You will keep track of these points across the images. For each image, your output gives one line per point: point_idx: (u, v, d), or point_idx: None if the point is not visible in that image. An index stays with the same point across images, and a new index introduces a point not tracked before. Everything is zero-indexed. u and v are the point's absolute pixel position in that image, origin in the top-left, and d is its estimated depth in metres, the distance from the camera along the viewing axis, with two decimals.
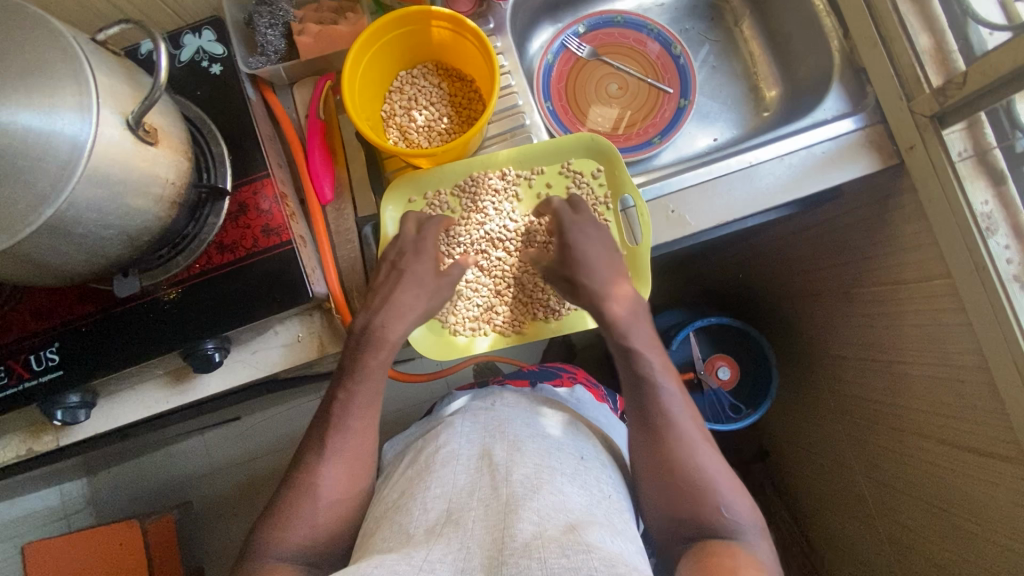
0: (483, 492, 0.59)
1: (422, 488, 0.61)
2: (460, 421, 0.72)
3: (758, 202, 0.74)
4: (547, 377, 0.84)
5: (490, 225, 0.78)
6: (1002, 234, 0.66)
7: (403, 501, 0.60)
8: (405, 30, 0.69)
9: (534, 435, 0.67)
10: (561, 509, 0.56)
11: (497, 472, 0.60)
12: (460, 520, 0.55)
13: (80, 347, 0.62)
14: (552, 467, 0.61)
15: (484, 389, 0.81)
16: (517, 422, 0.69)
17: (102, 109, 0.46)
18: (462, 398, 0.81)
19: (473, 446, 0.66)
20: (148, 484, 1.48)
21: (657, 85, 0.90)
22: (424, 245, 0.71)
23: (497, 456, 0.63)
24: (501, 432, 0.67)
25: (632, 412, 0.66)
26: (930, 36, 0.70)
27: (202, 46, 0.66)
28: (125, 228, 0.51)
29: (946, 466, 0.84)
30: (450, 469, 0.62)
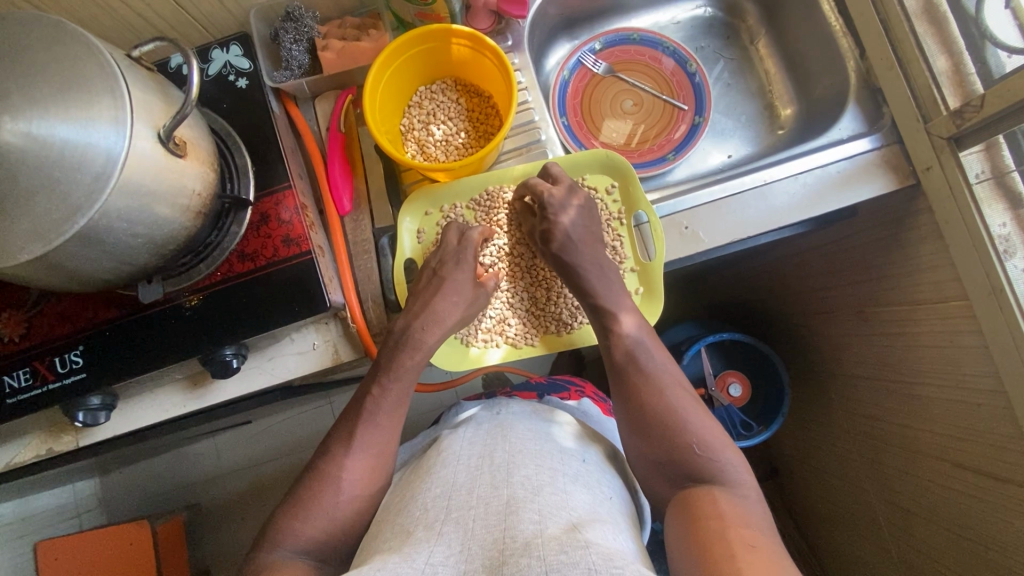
0: (484, 489, 0.59)
1: (423, 490, 0.61)
2: (463, 427, 0.73)
3: (771, 220, 0.75)
4: (555, 390, 0.84)
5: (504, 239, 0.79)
6: (1021, 256, 0.65)
7: (404, 506, 0.61)
8: (426, 46, 0.71)
9: (537, 438, 0.67)
10: (562, 507, 0.56)
11: (497, 471, 0.61)
12: (460, 518, 0.56)
13: (104, 350, 0.64)
14: (553, 468, 0.62)
15: (493, 399, 0.81)
16: (518, 426, 0.69)
17: (137, 123, 0.48)
18: (469, 407, 0.81)
19: (473, 447, 0.66)
20: (158, 486, 1.49)
21: (672, 102, 0.91)
22: (464, 255, 0.74)
23: (497, 456, 0.63)
24: (503, 436, 0.67)
25: (619, 387, 0.71)
26: (948, 57, 0.70)
27: (229, 60, 0.68)
28: (153, 237, 0.53)
29: (962, 490, 0.82)
30: (450, 470, 0.63)
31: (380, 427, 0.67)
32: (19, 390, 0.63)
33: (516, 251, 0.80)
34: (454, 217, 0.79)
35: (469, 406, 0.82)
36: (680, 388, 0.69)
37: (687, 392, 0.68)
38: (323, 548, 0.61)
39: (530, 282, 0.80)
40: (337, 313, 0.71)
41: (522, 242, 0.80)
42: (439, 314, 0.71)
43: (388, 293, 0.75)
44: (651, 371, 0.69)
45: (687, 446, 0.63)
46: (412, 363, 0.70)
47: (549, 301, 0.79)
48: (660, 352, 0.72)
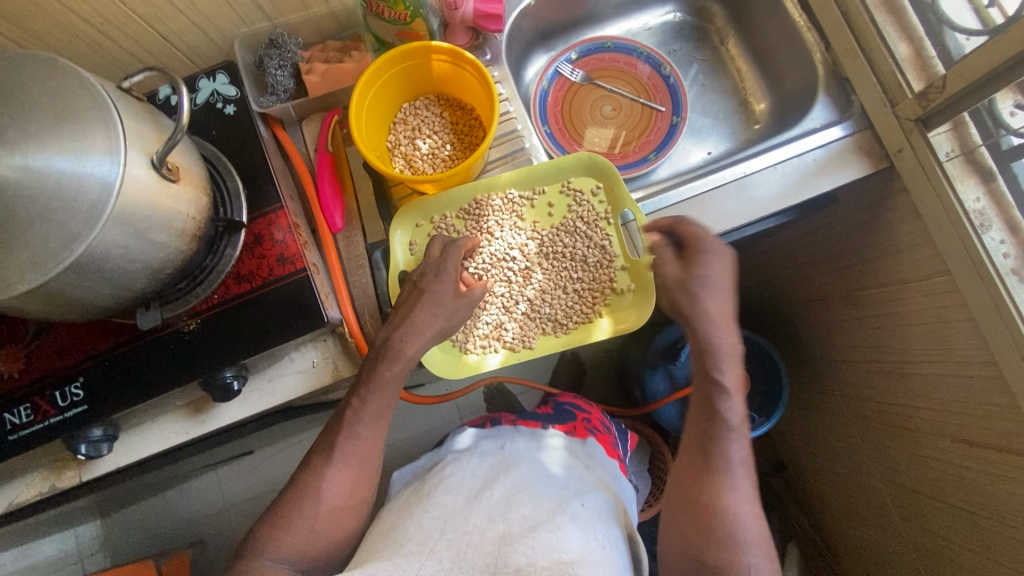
0: (480, 521, 0.61)
1: (421, 510, 0.65)
2: (466, 457, 0.75)
3: (753, 211, 0.77)
4: (559, 422, 0.86)
5: (495, 247, 0.80)
6: (996, 229, 0.68)
7: (400, 523, 0.64)
8: (407, 64, 0.73)
9: (535, 480, 0.69)
10: (556, 548, 0.56)
11: (496, 505, 0.64)
12: (453, 540, 0.58)
13: (104, 381, 0.64)
14: (551, 509, 0.63)
15: (498, 429, 0.83)
16: (518, 467, 0.71)
17: (130, 150, 0.49)
18: (475, 434, 0.82)
19: (474, 478, 0.70)
20: (161, 524, 1.47)
21: (649, 105, 0.93)
22: (446, 267, 0.71)
23: (496, 492, 0.66)
24: (503, 473, 0.70)
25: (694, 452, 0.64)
26: (909, 44, 0.73)
27: (217, 88, 0.70)
28: (150, 261, 0.54)
29: (964, 465, 0.83)
30: (450, 495, 0.67)
31: (358, 440, 0.66)
32: (20, 426, 0.63)
33: (506, 256, 0.81)
34: (445, 227, 0.80)
35: (474, 432, 0.83)
36: (747, 486, 0.63)
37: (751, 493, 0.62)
38: (315, 554, 0.63)
39: (520, 286, 0.81)
40: (335, 328, 0.72)
41: (511, 248, 0.81)
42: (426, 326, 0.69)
43: (383, 303, 0.76)
44: (730, 460, 0.63)
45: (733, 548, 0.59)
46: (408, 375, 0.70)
47: (545, 302, 0.80)
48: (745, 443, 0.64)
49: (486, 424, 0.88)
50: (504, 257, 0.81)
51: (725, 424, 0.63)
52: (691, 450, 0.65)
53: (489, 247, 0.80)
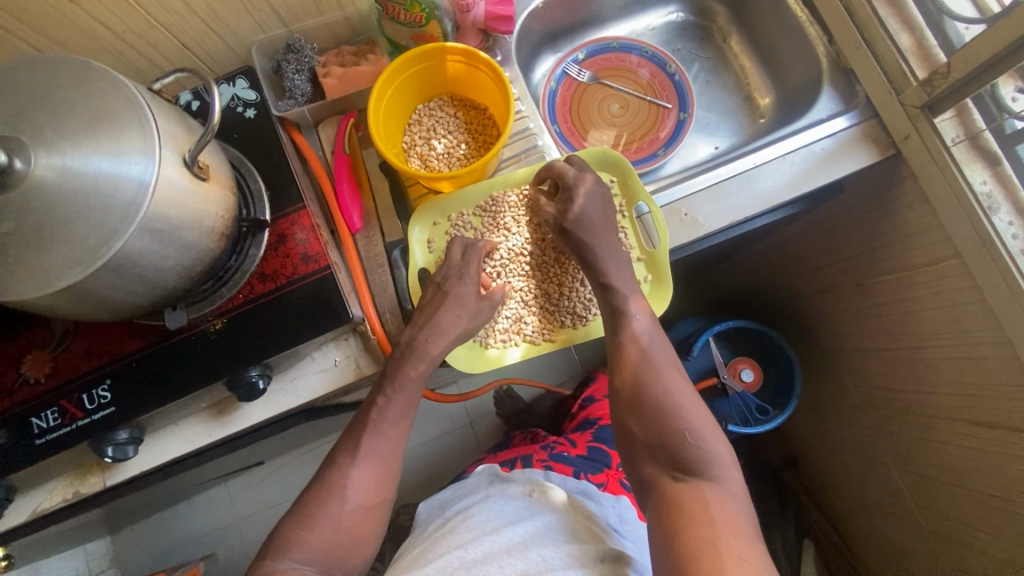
0: (497, 563, 0.63)
1: (443, 546, 0.69)
2: (492, 497, 0.76)
3: (765, 201, 0.78)
4: (591, 470, 0.84)
5: (511, 243, 0.81)
6: (1005, 211, 0.69)
7: (425, 553, 0.69)
8: (422, 65, 0.75)
9: (557, 534, 0.68)
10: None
11: (514, 557, 0.63)
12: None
13: (130, 383, 0.65)
14: (564, 568, 0.62)
15: (529, 470, 0.81)
16: (541, 512, 0.72)
17: (164, 149, 0.50)
18: (504, 474, 0.82)
19: (497, 521, 0.70)
20: (173, 537, 1.46)
21: (656, 102, 0.95)
22: (468, 269, 0.74)
23: (518, 535, 0.67)
24: (525, 520, 0.69)
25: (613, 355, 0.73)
26: (911, 34, 0.75)
27: (236, 93, 0.71)
28: (182, 259, 0.55)
29: (981, 448, 0.84)
30: (471, 539, 0.67)
31: (383, 438, 0.67)
32: (47, 430, 0.63)
33: (522, 251, 0.82)
34: (462, 225, 0.81)
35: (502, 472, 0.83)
36: (671, 370, 0.70)
37: (681, 376, 0.69)
38: (347, 555, 0.63)
39: (537, 282, 0.82)
40: (357, 327, 0.72)
41: (527, 244, 0.82)
42: (453, 322, 0.71)
43: (404, 301, 0.78)
44: (645, 355, 0.70)
45: (677, 433, 0.64)
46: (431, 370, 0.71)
47: (563, 296, 0.81)
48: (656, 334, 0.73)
49: (516, 462, 0.87)
50: (521, 253, 0.82)
51: (631, 329, 0.72)
52: (615, 369, 0.72)
53: (505, 241, 0.81)
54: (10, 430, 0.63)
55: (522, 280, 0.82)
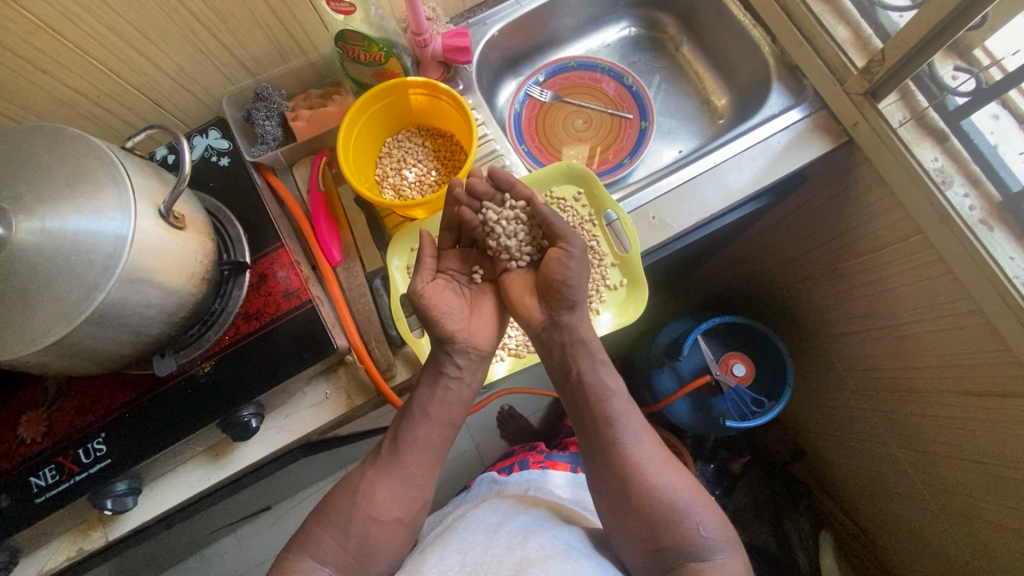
0: (499, 549, 0.64)
1: (443, 546, 0.69)
2: (485, 504, 0.80)
3: (732, 196, 0.81)
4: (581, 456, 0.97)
5: (502, 219, 0.78)
6: (958, 183, 0.72)
7: (422, 561, 0.68)
8: (387, 101, 0.78)
9: (554, 524, 0.73)
10: (569, 570, 0.60)
11: (514, 536, 0.67)
12: (472, 568, 0.62)
13: (124, 434, 0.66)
14: (566, 543, 0.67)
15: (525, 471, 0.92)
16: (534, 508, 0.77)
17: (139, 204, 0.52)
18: (502, 482, 0.91)
19: (493, 519, 0.74)
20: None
21: (618, 114, 0.99)
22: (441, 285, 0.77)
23: (516, 525, 0.70)
24: (523, 515, 0.74)
25: (595, 456, 0.73)
26: (847, 27, 0.79)
27: (210, 144, 0.74)
28: (164, 306, 0.56)
29: (973, 417, 0.85)
30: (470, 535, 0.70)
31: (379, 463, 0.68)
32: (46, 488, 0.64)
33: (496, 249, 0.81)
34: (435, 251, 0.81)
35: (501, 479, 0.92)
36: (659, 459, 0.72)
37: (665, 462, 0.72)
38: None
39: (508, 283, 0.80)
40: (344, 356, 0.73)
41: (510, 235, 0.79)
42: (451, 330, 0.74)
43: (388, 328, 0.77)
44: (639, 454, 0.71)
45: (676, 523, 0.66)
46: (424, 388, 0.73)
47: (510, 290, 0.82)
48: (635, 418, 0.74)
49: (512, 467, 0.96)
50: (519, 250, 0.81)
51: (611, 419, 0.72)
52: (605, 470, 0.71)
53: (491, 217, 0.77)
54: (10, 492, 0.64)
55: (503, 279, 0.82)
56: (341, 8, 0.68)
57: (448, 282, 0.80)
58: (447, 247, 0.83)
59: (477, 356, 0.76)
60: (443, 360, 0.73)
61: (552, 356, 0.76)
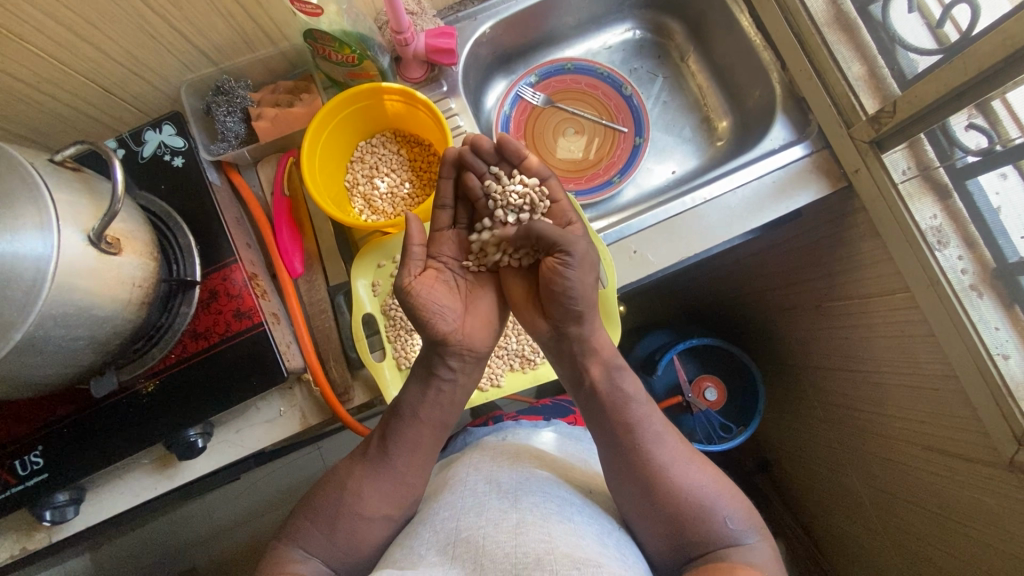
0: (492, 515, 0.61)
1: (431, 515, 0.65)
2: (471, 457, 0.75)
3: (720, 234, 0.77)
4: (560, 414, 0.91)
5: (510, 194, 0.71)
6: (954, 245, 0.69)
7: (413, 532, 0.64)
8: (359, 106, 0.73)
9: (544, 474, 0.70)
10: (571, 533, 0.58)
11: (505, 497, 0.64)
12: (469, 537, 0.59)
13: (62, 450, 0.64)
14: (560, 497, 0.65)
15: (501, 423, 0.85)
16: (522, 459, 0.72)
17: (63, 228, 0.47)
18: (479, 437, 0.84)
19: (480, 473, 0.70)
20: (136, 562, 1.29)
21: (613, 126, 0.93)
22: (433, 286, 0.67)
23: (504, 484, 0.66)
24: (512, 466, 0.70)
25: (611, 458, 0.67)
26: (862, 63, 0.74)
27: (163, 140, 0.68)
28: (95, 335, 0.53)
29: (935, 473, 0.82)
30: (460, 495, 0.66)
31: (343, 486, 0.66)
32: None
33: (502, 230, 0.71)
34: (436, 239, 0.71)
35: (477, 434, 0.85)
36: (683, 454, 0.67)
37: (689, 456, 0.68)
38: None
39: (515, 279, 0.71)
40: (299, 376, 0.71)
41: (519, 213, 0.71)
42: (444, 331, 0.66)
43: (349, 350, 0.73)
44: (662, 456, 0.66)
45: (703, 519, 0.63)
46: (413, 394, 0.68)
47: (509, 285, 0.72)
48: (656, 417, 0.69)
49: (487, 423, 0.90)
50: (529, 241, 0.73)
51: (631, 423, 0.67)
52: (626, 474, 0.66)
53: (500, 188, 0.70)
54: None
55: (504, 275, 0.73)
56: (307, 9, 0.61)
57: (440, 273, 0.70)
58: (441, 228, 0.71)
59: (472, 358, 0.68)
60: (435, 363, 0.67)
61: (562, 362, 0.71)
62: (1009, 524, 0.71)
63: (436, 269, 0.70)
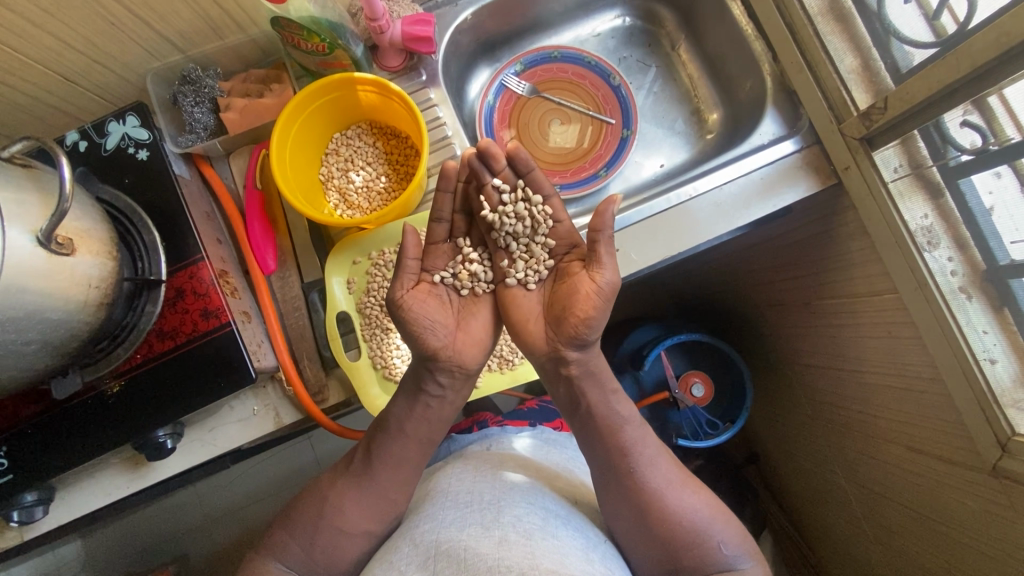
0: (474, 530, 0.60)
1: (413, 527, 0.64)
2: (455, 467, 0.74)
3: (706, 234, 0.75)
4: (546, 418, 0.89)
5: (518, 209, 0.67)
6: (943, 246, 0.67)
7: (394, 546, 0.63)
8: (332, 96, 0.70)
9: (529, 486, 0.68)
10: (554, 549, 0.58)
11: (488, 511, 0.63)
12: (450, 551, 0.57)
13: (28, 450, 0.63)
14: (544, 509, 0.65)
15: (487, 430, 0.84)
16: (507, 470, 0.71)
17: (9, 230, 0.45)
18: (463, 444, 0.83)
19: (465, 484, 0.68)
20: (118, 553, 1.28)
21: (599, 118, 0.90)
22: (428, 300, 0.66)
23: (487, 495, 0.65)
24: (496, 476, 0.69)
25: (605, 482, 0.66)
26: (855, 56, 0.72)
27: (127, 132, 0.66)
28: (49, 338, 0.51)
29: (918, 475, 0.81)
30: (443, 508, 0.65)
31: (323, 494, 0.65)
32: None
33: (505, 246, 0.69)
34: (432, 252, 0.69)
35: (461, 442, 0.84)
36: (679, 480, 0.66)
37: (684, 480, 0.67)
38: None
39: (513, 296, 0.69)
40: (272, 375, 0.70)
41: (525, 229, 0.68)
42: (434, 346, 0.64)
43: (322, 348, 0.72)
44: (657, 481, 0.65)
45: (697, 547, 0.63)
46: (400, 409, 0.67)
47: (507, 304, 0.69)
48: (652, 441, 0.67)
49: (472, 427, 0.88)
50: (530, 258, 0.69)
51: (626, 446, 0.65)
52: (620, 499, 0.65)
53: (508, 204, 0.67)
54: None
55: (504, 292, 0.70)
56: None
57: (433, 287, 0.68)
58: (437, 241, 0.69)
59: (463, 376, 0.66)
60: (425, 381, 0.65)
61: (557, 388, 0.67)
62: (991, 529, 0.70)
63: (430, 283, 0.68)
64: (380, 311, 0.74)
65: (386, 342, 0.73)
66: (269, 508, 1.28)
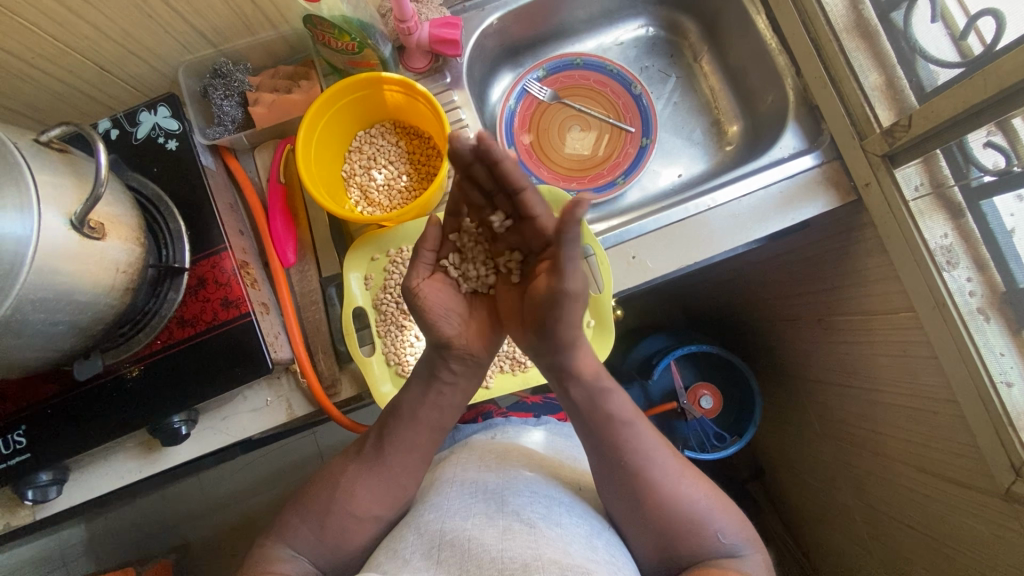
0: (479, 519, 0.60)
1: (417, 517, 0.64)
2: (459, 458, 0.74)
3: (721, 240, 0.75)
4: (550, 411, 0.91)
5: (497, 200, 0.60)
6: (962, 266, 0.66)
7: (398, 534, 0.63)
8: (358, 95, 0.71)
9: (533, 477, 0.69)
10: (558, 538, 0.57)
11: (492, 500, 0.63)
12: (454, 540, 0.57)
13: (45, 430, 0.64)
14: (547, 497, 0.65)
15: (490, 420, 0.84)
16: (511, 460, 0.71)
17: (45, 212, 0.46)
18: (468, 434, 0.83)
19: (469, 473, 0.69)
20: (119, 540, 1.28)
21: (620, 125, 0.91)
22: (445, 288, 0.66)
23: (491, 485, 0.66)
24: (500, 466, 0.69)
25: (603, 473, 0.66)
26: (880, 73, 0.72)
27: (157, 122, 0.67)
28: (75, 320, 0.52)
29: (927, 495, 0.81)
30: (447, 497, 0.65)
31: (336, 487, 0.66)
32: None
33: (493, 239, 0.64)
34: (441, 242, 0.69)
35: (466, 431, 0.85)
36: (677, 467, 0.66)
37: (682, 467, 0.66)
38: None
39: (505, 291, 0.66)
40: (287, 367, 0.70)
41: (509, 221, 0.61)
42: (447, 334, 0.64)
43: (338, 343, 0.72)
44: (656, 469, 0.64)
45: (695, 533, 0.63)
46: (411, 395, 0.67)
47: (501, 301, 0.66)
48: (652, 430, 0.67)
49: (477, 419, 0.89)
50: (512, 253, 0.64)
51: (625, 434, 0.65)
52: (621, 489, 0.65)
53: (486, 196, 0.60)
54: None
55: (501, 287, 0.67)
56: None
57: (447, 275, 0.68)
58: None
59: (472, 365, 0.66)
60: (438, 378, 0.66)
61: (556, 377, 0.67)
62: (1000, 556, 0.69)
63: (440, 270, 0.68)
64: (395, 307, 0.74)
65: (400, 337, 0.74)
66: (273, 500, 1.28)
